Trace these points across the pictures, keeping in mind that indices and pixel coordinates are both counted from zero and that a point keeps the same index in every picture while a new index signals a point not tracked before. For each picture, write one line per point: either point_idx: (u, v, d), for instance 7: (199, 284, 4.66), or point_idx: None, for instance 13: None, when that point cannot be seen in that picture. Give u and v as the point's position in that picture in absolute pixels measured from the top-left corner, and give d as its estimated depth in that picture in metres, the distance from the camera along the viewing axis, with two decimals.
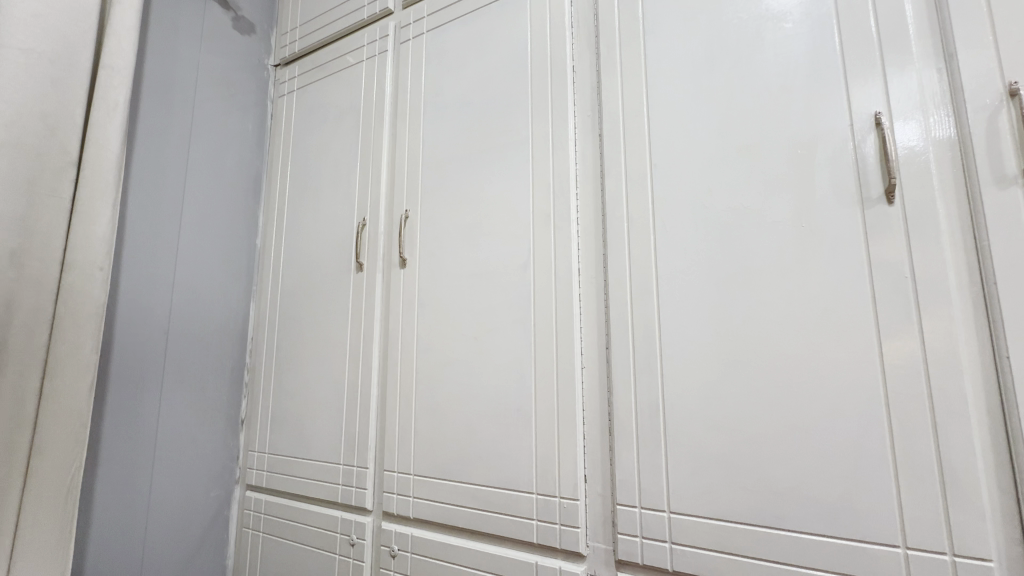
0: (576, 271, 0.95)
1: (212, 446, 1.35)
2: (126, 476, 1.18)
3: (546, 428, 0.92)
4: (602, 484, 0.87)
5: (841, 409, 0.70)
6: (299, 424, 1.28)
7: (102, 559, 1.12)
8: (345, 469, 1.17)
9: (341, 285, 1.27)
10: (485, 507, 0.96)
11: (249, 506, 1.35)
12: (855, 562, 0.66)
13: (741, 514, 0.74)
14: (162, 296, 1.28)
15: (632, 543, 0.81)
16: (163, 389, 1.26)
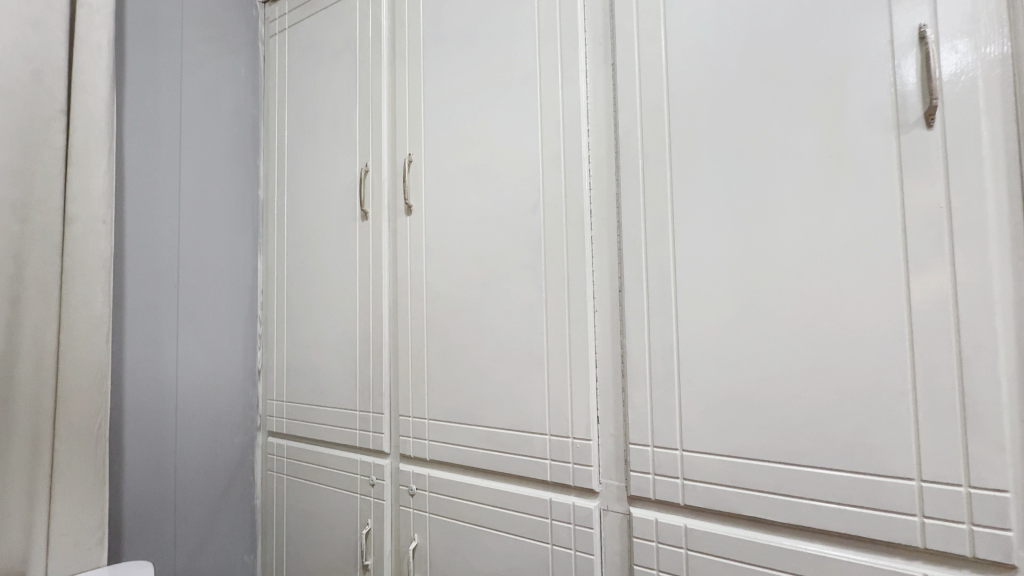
0: (588, 212, 0.91)
1: (232, 396, 1.38)
2: (152, 425, 1.23)
3: (558, 371, 0.92)
4: (614, 424, 0.88)
5: (861, 346, 0.68)
6: (314, 373, 1.30)
7: (138, 500, 1.19)
8: (361, 415, 1.20)
9: (346, 235, 1.25)
10: (499, 448, 0.98)
11: (272, 450, 1.40)
12: (867, 494, 0.67)
13: (754, 450, 0.74)
14: (169, 250, 1.27)
15: (644, 479, 0.83)
16: (179, 341, 1.29)
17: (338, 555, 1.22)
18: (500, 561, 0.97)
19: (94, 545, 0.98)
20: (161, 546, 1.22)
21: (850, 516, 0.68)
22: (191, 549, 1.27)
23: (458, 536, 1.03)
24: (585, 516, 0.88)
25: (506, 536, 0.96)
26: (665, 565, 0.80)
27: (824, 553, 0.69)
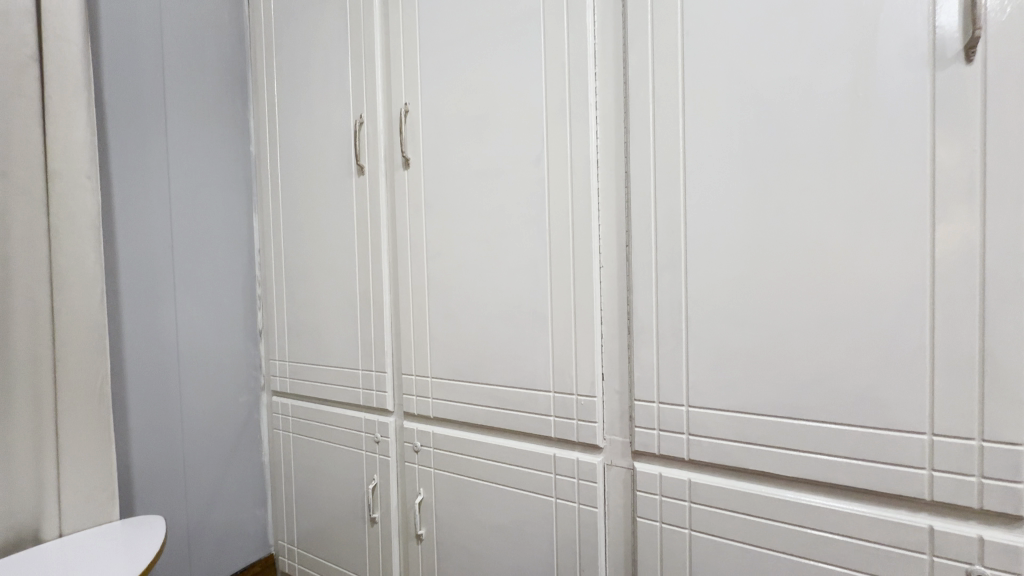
0: (595, 163, 0.87)
1: (234, 356, 1.37)
2: (157, 386, 1.21)
3: (563, 329, 0.90)
4: (619, 381, 0.87)
5: (878, 299, 0.66)
6: (315, 333, 1.29)
7: (147, 460, 1.19)
8: (364, 374, 1.19)
9: (343, 191, 1.20)
10: (503, 406, 0.98)
11: (277, 409, 1.41)
12: (876, 448, 0.66)
13: (761, 406, 0.73)
14: (161, 209, 1.23)
15: (649, 435, 0.83)
16: (178, 302, 1.26)
17: (346, 508, 1.25)
18: (504, 514, 0.98)
19: (105, 500, 1.00)
20: (173, 502, 1.24)
21: (857, 470, 0.67)
22: (203, 504, 1.30)
23: (463, 490, 1.04)
24: (589, 471, 0.88)
25: (510, 490, 0.97)
26: (668, 517, 0.81)
27: (829, 506, 0.69)
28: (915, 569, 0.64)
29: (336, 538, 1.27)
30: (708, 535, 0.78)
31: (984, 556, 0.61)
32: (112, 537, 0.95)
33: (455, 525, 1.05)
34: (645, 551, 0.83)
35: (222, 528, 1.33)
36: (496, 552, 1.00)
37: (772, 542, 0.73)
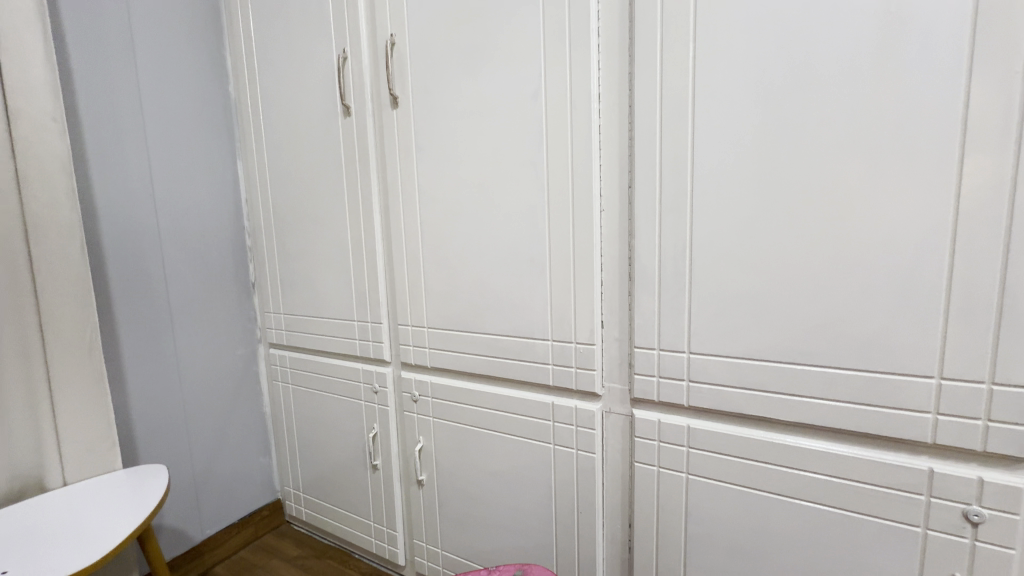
0: (596, 97, 0.80)
1: (227, 309, 1.35)
2: (150, 340, 1.19)
3: (561, 276, 0.87)
4: (619, 329, 0.85)
5: (895, 239, 0.62)
6: (308, 284, 1.26)
7: (148, 413, 1.19)
8: (360, 325, 1.17)
9: (329, 134, 1.14)
10: (500, 355, 0.96)
11: (275, 362, 1.41)
12: (881, 393, 0.65)
13: (765, 352, 0.71)
14: (138, 155, 1.16)
15: (649, 383, 0.81)
16: (165, 255, 1.22)
17: (348, 456, 1.27)
18: (503, 460, 0.99)
19: (106, 450, 1.01)
20: (177, 453, 1.25)
21: (860, 414, 0.66)
22: (208, 454, 1.31)
23: (462, 438, 1.05)
24: (587, 418, 0.88)
25: (509, 437, 0.98)
26: (666, 462, 0.81)
27: (829, 449, 0.69)
28: (912, 510, 0.65)
29: (340, 483, 1.30)
30: (706, 478, 0.78)
31: (983, 496, 0.61)
32: (116, 486, 0.96)
33: (455, 471, 1.07)
34: (642, 494, 0.85)
35: (228, 476, 1.36)
36: (495, 495, 1.02)
37: (769, 485, 0.73)
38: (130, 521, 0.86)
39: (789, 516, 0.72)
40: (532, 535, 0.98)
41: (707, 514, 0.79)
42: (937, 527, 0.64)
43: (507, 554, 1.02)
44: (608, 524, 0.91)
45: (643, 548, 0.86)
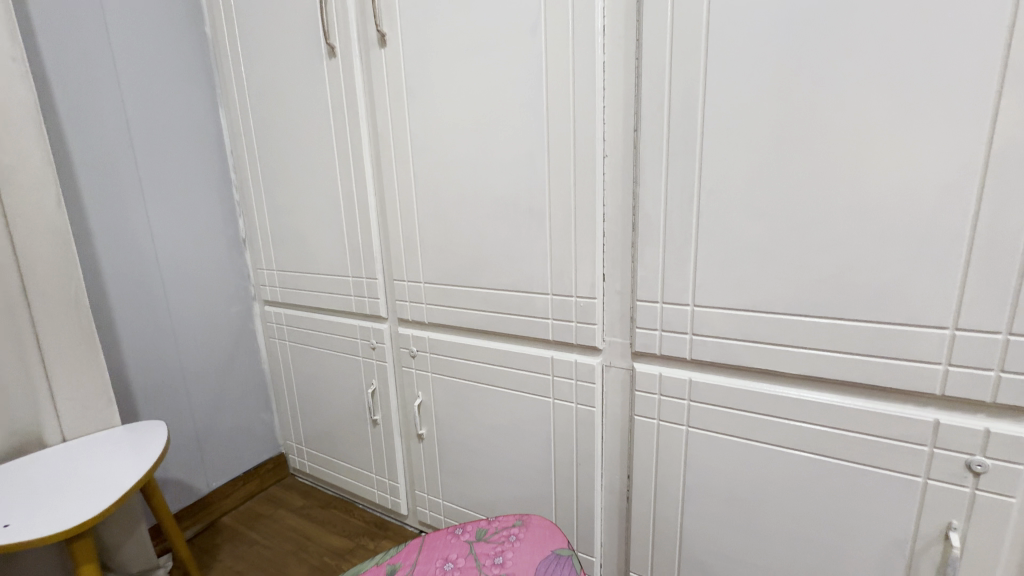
0: (600, 30, 0.74)
1: (218, 266, 1.32)
2: (141, 297, 1.17)
3: (562, 227, 0.83)
4: (621, 282, 0.82)
5: (919, 183, 0.58)
6: (300, 240, 1.22)
7: (144, 371, 1.18)
8: (354, 281, 1.15)
9: (314, 78, 1.06)
10: (498, 310, 0.94)
11: (271, 319, 1.39)
12: (890, 344, 0.63)
13: (772, 304, 0.69)
14: (111, 102, 1.09)
15: (651, 336, 0.79)
16: (149, 210, 1.17)
17: (348, 411, 1.27)
18: (502, 415, 0.99)
19: (103, 407, 1.00)
20: (177, 410, 1.25)
21: (868, 366, 0.64)
22: (208, 410, 1.32)
23: (461, 393, 1.04)
24: (587, 372, 0.87)
25: (507, 392, 0.97)
26: (666, 415, 0.81)
27: (833, 401, 0.68)
28: (914, 460, 0.64)
29: (341, 438, 1.32)
30: (706, 430, 0.78)
31: (988, 447, 0.60)
32: (116, 441, 0.97)
33: (454, 425, 1.07)
34: (641, 447, 0.85)
35: (231, 431, 1.38)
36: (495, 448, 1.02)
37: (770, 437, 0.73)
38: (131, 474, 0.86)
39: (789, 466, 0.72)
40: (531, 486, 0.99)
41: (706, 465, 0.79)
42: (938, 477, 0.63)
43: (507, 503, 1.04)
44: (607, 475, 0.92)
45: (641, 498, 0.87)
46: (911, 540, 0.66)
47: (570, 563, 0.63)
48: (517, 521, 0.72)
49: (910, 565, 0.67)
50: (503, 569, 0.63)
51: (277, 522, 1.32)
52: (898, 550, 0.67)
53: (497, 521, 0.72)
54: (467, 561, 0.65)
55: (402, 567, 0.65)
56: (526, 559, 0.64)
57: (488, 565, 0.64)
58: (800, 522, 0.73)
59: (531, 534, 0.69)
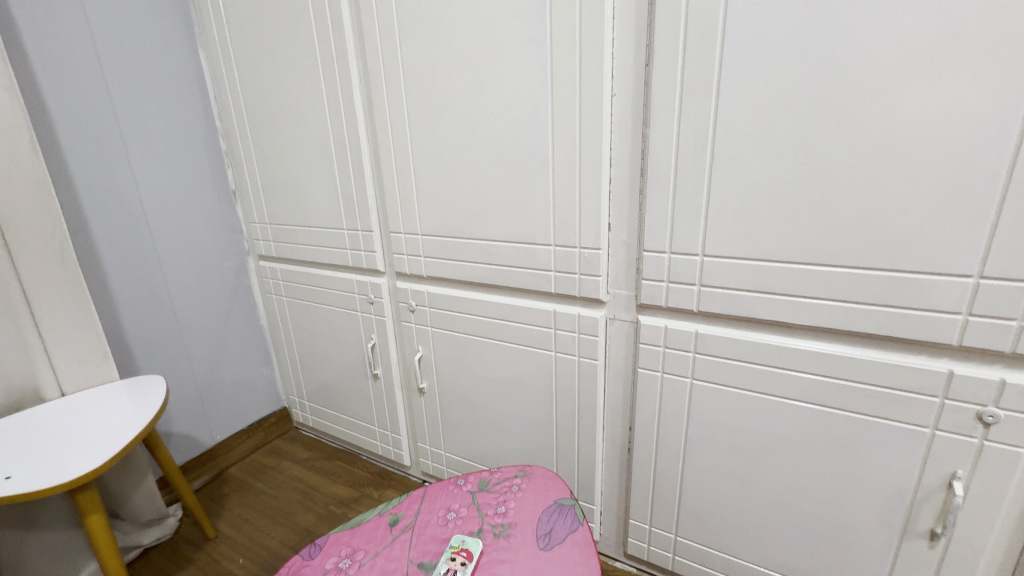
0: None
1: (208, 220, 1.28)
2: (131, 252, 1.13)
3: (566, 174, 0.79)
4: (627, 232, 0.79)
5: (956, 119, 0.53)
6: (292, 191, 1.17)
7: (141, 327, 1.16)
8: (350, 234, 1.11)
9: (298, 13, 0.98)
10: (499, 262, 0.91)
11: (266, 275, 1.36)
12: (909, 294, 0.60)
13: (787, 253, 0.66)
14: (82, 40, 1.01)
15: (657, 288, 0.77)
16: (132, 159, 1.11)
17: (348, 366, 1.27)
18: (503, 368, 0.98)
19: (100, 362, 0.99)
20: (177, 366, 1.24)
21: (883, 317, 0.62)
22: (208, 366, 1.31)
23: (461, 347, 1.03)
24: (590, 326, 0.85)
25: (509, 346, 0.96)
26: (670, 369, 0.80)
27: (843, 353, 0.66)
28: (923, 412, 0.63)
29: (343, 392, 1.32)
30: (710, 383, 0.77)
31: (1001, 398, 0.58)
32: (116, 395, 0.96)
33: (455, 379, 1.07)
34: (644, 399, 0.84)
35: (232, 386, 1.38)
36: (496, 401, 1.02)
37: (776, 389, 0.72)
38: (131, 427, 0.86)
39: (794, 417, 0.71)
40: (533, 438, 1.00)
41: (709, 417, 0.78)
42: (947, 428, 0.62)
43: (509, 454, 1.05)
44: (609, 427, 0.92)
45: (643, 449, 0.87)
46: (913, 489, 0.66)
47: (572, 513, 0.63)
48: (519, 472, 0.71)
49: (910, 512, 0.67)
50: (505, 519, 0.63)
51: (283, 473, 1.35)
52: (899, 498, 0.67)
53: (498, 473, 0.72)
54: (470, 511, 0.65)
55: (405, 517, 0.66)
56: (529, 508, 0.64)
57: (491, 515, 0.64)
58: (802, 471, 0.73)
59: (533, 484, 0.68)
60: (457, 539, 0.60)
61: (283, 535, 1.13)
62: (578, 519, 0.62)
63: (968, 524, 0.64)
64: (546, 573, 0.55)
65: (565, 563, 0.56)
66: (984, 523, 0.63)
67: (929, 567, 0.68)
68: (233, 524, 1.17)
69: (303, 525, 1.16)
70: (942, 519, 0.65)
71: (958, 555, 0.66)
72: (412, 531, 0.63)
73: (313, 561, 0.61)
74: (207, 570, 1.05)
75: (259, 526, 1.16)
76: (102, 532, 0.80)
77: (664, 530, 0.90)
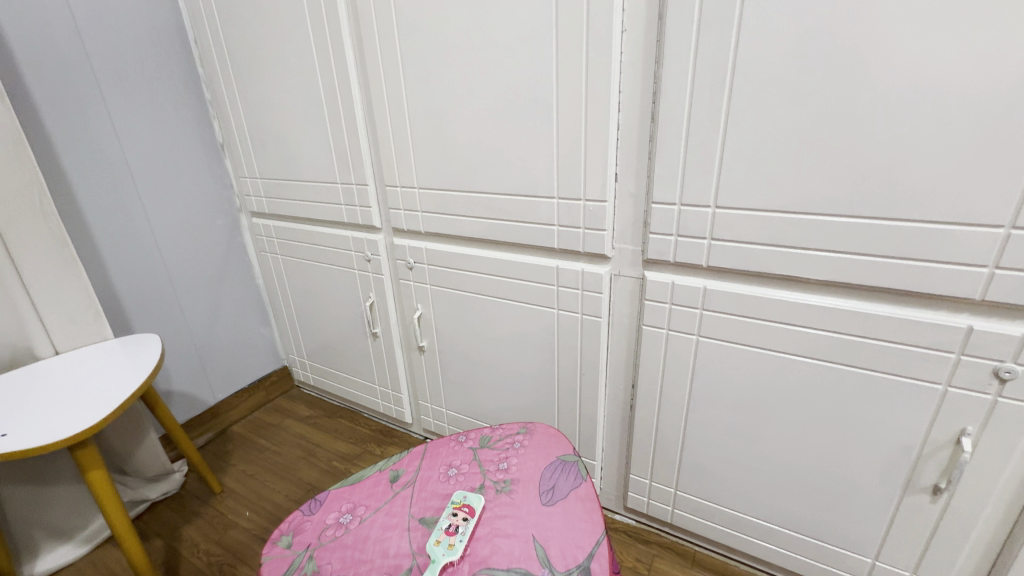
0: None
1: (196, 174, 1.23)
2: (117, 208, 1.09)
3: (571, 120, 0.74)
4: (635, 183, 0.75)
5: (1004, 50, 0.48)
6: (282, 144, 1.12)
7: (133, 286, 1.14)
8: (344, 188, 1.06)
9: None
10: (500, 217, 0.87)
11: (260, 232, 1.32)
12: (933, 246, 0.57)
13: (805, 203, 0.62)
14: None
15: (665, 242, 0.74)
16: (111, 109, 1.05)
17: (347, 325, 1.25)
18: (504, 326, 0.96)
19: (92, 320, 0.97)
20: (174, 325, 1.23)
21: (903, 271, 0.59)
22: (205, 326, 1.30)
23: (461, 305, 1.01)
24: (594, 282, 0.82)
25: (510, 304, 0.93)
26: (676, 326, 0.77)
27: (858, 309, 0.63)
28: (937, 368, 0.61)
29: (343, 351, 1.31)
30: (717, 340, 0.75)
31: (1021, 355, 0.56)
32: (111, 353, 0.95)
33: (455, 338, 1.05)
34: (648, 357, 0.82)
35: (231, 345, 1.37)
36: (497, 360, 1.01)
37: (784, 346, 0.70)
38: (128, 384, 0.85)
39: (802, 375, 0.70)
40: (534, 396, 0.99)
41: (714, 374, 0.77)
42: (960, 384, 0.61)
43: (510, 412, 1.05)
44: (611, 385, 0.91)
45: (645, 406, 0.86)
46: (920, 445, 0.65)
47: (575, 469, 0.62)
48: (520, 429, 0.70)
49: (914, 468, 0.67)
50: (507, 475, 0.62)
51: (286, 430, 1.36)
52: (905, 455, 0.67)
53: (500, 429, 0.71)
54: (471, 467, 0.64)
55: (405, 473, 0.65)
56: (531, 464, 0.64)
57: (493, 471, 0.63)
58: (807, 428, 0.72)
59: (535, 441, 0.68)
60: (459, 494, 0.59)
61: (288, 490, 1.15)
62: (581, 475, 0.61)
63: (973, 479, 0.64)
64: (549, 528, 0.55)
65: (568, 518, 0.55)
66: (989, 478, 0.63)
67: (929, 520, 0.69)
68: (238, 479, 1.19)
69: (307, 480, 1.18)
70: (947, 474, 0.65)
71: (960, 509, 0.66)
72: (413, 487, 0.63)
73: (314, 517, 0.60)
74: (214, 523, 1.07)
75: (264, 481, 1.18)
76: (105, 487, 0.80)
77: (665, 484, 0.91)
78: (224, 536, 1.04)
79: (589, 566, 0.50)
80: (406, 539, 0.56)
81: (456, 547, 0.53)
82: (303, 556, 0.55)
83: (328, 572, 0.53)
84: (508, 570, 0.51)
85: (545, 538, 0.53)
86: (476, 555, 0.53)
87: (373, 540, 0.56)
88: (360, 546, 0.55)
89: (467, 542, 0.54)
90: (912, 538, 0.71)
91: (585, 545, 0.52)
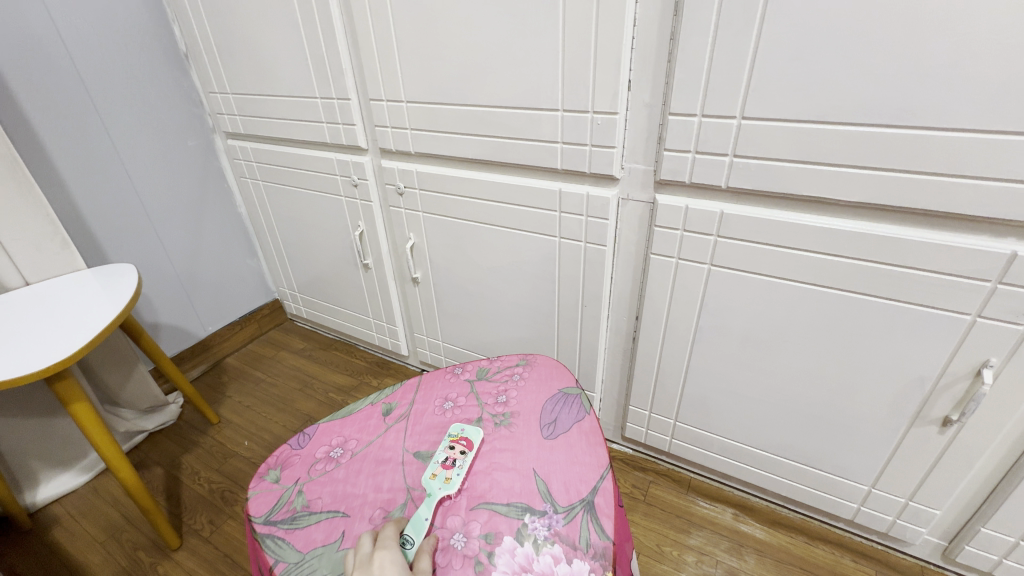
0: None
1: (159, 88, 1.11)
2: (74, 127, 0.99)
3: (580, 15, 0.63)
4: (651, 91, 0.66)
5: None
6: (252, 51, 0.99)
7: (102, 214, 1.06)
8: (324, 103, 0.96)
9: None
10: (497, 134, 0.78)
11: (237, 156, 1.22)
12: (989, 161, 0.50)
13: (846, 111, 0.54)
14: None
15: (681, 160, 0.66)
16: (51, 9, 0.91)
17: (337, 256, 1.19)
18: (502, 255, 0.91)
19: (60, 249, 0.91)
20: (153, 256, 1.17)
21: (948, 190, 0.53)
22: (187, 256, 1.24)
23: (456, 234, 0.94)
24: (600, 207, 0.75)
25: (508, 232, 0.87)
26: (687, 254, 0.72)
27: (890, 233, 0.58)
28: (968, 298, 0.57)
29: (334, 283, 1.26)
30: (730, 269, 0.70)
31: None
32: (85, 282, 0.89)
33: (450, 268, 1.00)
34: (654, 287, 0.78)
35: (217, 277, 1.32)
36: (494, 291, 0.97)
37: (803, 275, 0.65)
38: (104, 316, 0.80)
39: (819, 305, 0.66)
40: (533, 328, 0.96)
41: (724, 305, 0.73)
42: (991, 314, 0.57)
43: (508, 344, 1.02)
44: (614, 317, 0.87)
45: (649, 338, 0.83)
46: (937, 377, 0.63)
47: (578, 402, 0.59)
48: (520, 361, 0.67)
49: (926, 400, 0.65)
50: (506, 408, 0.60)
51: (281, 363, 1.35)
52: (919, 387, 0.64)
53: (498, 360, 0.68)
54: (468, 400, 0.62)
55: (399, 406, 0.62)
56: (531, 397, 0.61)
57: (490, 404, 0.60)
58: (818, 360, 0.69)
59: (535, 373, 0.64)
60: (455, 427, 0.57)
61: (285, 421, 1.15)
62: (585, 408, 0.58)
63: (986, 410, 0.62)
64: (552, 462, 0.52)
65: (572, 452, 0.53)
66: (1003, 410, 0.61)
67: (934, 451, 0.68)
68: (234, 410, 1.19)
69: (304, 411, 1.18)
70: (960, 407, 0.63)
71: (968, 439, 0.64)
72: (407, 420, 0.60)
73: (304, 450, 0.58)
74: (214, 452, 1.08)
75: (261, 412, 1.18)
76: (92, 420, 0.78)
77: (664, 416, 0.90)
78: (224, 464, 1.05)
79: (593, 501, 0.48)
80: (401, 473, 0.54)
81: (453, 480, 0.51)
82: (292, 490, 0.53)
83: (319, 506, 0.51)
84: (508, 505, 0.49)
85: (548, 473, 0.51)
86: (475, 489, 0.51)
87: (366, 474, 0.54)
88: (351, 480, 0.54)
89: (466, 475, 0.52)
90: (913, 467, 0.70)
91: (588, 479, 0.50)
